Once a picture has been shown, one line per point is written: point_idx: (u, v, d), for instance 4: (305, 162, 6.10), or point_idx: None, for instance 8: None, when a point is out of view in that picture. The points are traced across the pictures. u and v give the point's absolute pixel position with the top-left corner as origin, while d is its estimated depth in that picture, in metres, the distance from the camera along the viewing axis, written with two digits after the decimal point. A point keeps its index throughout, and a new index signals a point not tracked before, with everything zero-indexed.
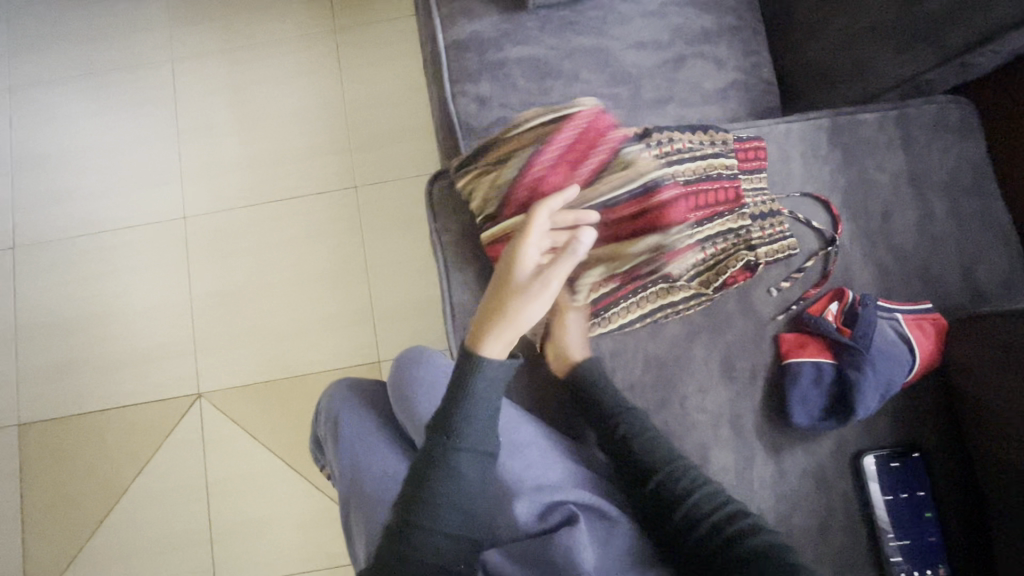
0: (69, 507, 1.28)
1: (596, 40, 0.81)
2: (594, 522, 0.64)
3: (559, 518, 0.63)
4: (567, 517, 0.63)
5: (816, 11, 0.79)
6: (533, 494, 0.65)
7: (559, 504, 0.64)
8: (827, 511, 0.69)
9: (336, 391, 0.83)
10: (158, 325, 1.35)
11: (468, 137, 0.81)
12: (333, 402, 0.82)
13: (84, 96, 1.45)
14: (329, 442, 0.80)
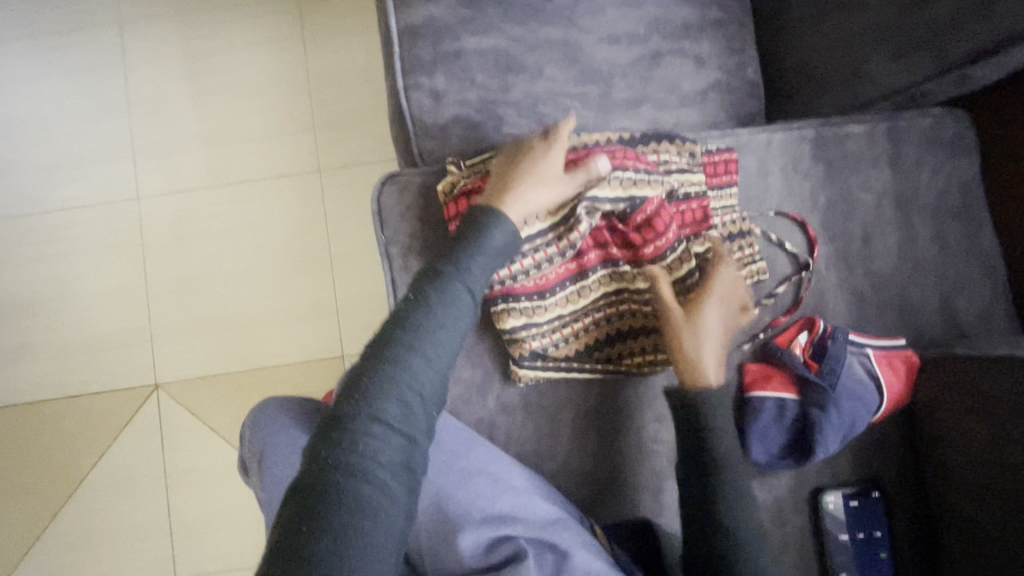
0: (25, 496, 1.25)
1: (564, 32, 0.73)
2: (543, 556, 0.58)
3: (509, 551, 0.58)
4: (517, 551, 0.58)
5: (808, 8, 0.71)
6: (479, 528, 0.60)
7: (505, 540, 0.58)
8: (781, 548, 0.67)
9: (271, 408, 0.79)
10: (112, 311, 1.29)
11: (421, 137, 0.74)
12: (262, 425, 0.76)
13: (27, 60, 1.34)
14: (253, 468, 0.75)
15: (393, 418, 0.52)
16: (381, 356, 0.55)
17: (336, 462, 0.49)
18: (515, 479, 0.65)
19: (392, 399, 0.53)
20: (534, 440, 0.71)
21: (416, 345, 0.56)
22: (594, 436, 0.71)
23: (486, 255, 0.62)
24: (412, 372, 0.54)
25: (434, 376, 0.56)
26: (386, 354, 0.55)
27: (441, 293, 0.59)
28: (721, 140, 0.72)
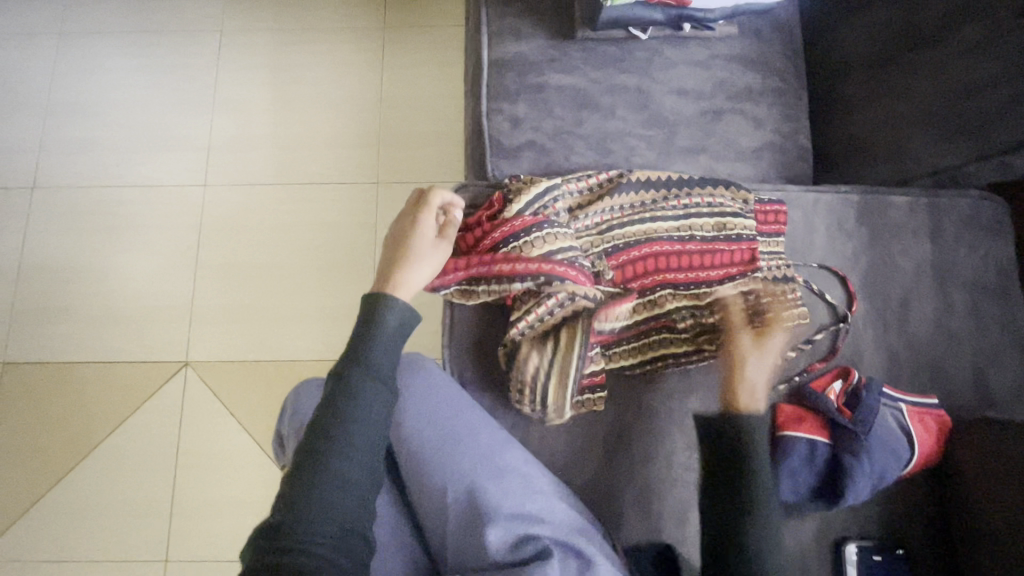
0: (37, 454, 1.27)
1: (638, 80, 0.80)
2: (565, 557, 0.60)
3: (533, 550, 0.60)
4: (541, 551, 0.60)
5: (861, 89, 0.79)
6: (507, 523, 0.61)
7: (531, 540, 0.60)
8: None
9: (323, 396, 0.77)
10: (158, 286, 1.35)
11: (495, 154, 0.80)
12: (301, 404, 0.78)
13: (130, 53, 1.47)
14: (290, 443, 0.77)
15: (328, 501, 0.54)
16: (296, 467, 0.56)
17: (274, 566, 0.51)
18: (544, 483, 0.65)
19: (319, 498, 0.54)
20: (565, 451, 0.72)
21: (331, 446, 0.56)
22: (624, 454, 0.72)
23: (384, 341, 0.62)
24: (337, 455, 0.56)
25: (356, 466, 0.56)
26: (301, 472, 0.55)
27: (350, 391, 0.59)
28: (773, 193, 0.78)
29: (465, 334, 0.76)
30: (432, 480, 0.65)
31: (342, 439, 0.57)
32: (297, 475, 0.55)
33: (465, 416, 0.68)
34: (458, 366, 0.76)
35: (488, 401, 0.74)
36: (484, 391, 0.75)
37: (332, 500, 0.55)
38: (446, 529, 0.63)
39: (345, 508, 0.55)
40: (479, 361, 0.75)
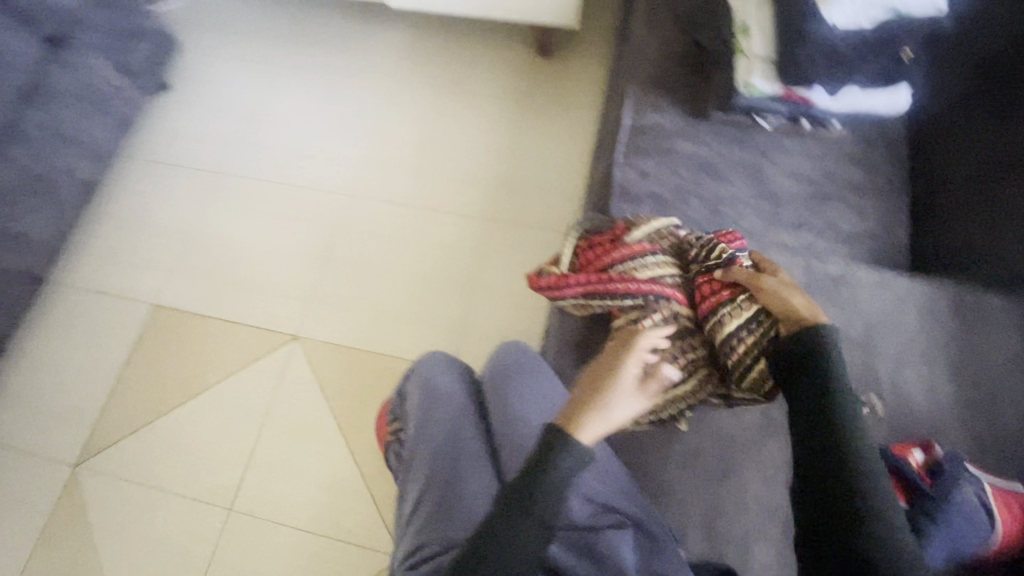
0: (155, 388, 1.46)
1: (755, 159, 0.94)
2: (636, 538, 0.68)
3: (611, 522, 0.69)
4: (617, 523, 0.69)
5: (960, 201, 0.89)
6: (588, 495, 0.71)
7: (609, 513, 0.69)
8: None
9: (442, 369, 0.88)
10: (289, 268, 1.56)
11: (622, 197, 0.95)
12: (423, 374, 0.88)
13: (313, 83, 1.79)
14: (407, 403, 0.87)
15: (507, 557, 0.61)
16: (500, 513, 0.63)
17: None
18: (622, 472, 0.74)
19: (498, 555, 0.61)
20: (642, 457, 0.79)
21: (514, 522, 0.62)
22: (697, 472, 0.78)
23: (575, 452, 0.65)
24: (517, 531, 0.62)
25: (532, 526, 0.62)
26: (503, 521, 0.63)
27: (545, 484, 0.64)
28: (870, 271, 0.86)
29: None
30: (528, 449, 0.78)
31: (533, 500, 0.63)
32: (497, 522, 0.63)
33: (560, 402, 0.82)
34: None
35: None
36: None
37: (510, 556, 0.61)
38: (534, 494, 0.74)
39: (523, 564, 0.62)
40: None
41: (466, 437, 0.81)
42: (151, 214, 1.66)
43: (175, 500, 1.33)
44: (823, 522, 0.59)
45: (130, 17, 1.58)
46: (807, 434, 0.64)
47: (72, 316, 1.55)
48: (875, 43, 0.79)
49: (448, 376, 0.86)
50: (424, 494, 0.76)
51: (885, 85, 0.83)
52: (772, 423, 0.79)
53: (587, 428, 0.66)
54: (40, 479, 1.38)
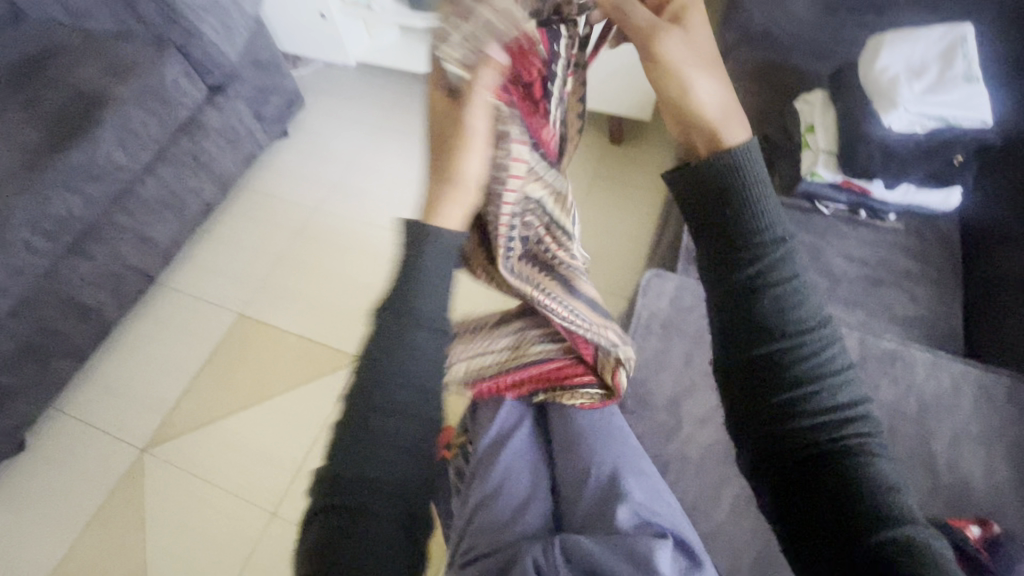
0: (226, 388, 1.58)
1: (815, 239, 1.04)
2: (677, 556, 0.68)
3: (654, 533, 0.69)
4: (660, 534, 0.69)
5: (1015, 301, 0.95)
6: (635, 507, 0.72)
7: (654, 525, 0.69)
8: None
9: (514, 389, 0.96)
10: (365, 298, 1.71)
11: (688, 260, 1.05)
12: None
13: (410, 143, 2.04)
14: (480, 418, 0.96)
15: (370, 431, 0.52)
16: (354, 427, 0.53)
17: (341, 511, 0.50)
18: (672, 502, 0.76)
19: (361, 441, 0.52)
20: (695, 496, 0.83)
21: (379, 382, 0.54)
22: (747, 518, 0.81)
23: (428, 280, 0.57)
24: (384, 390, 0.53)
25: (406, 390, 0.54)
26: (354, 432, 0.52)
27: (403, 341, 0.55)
28: (926, 350, 0.91)
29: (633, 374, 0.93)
30: (581, 460, 0.79)
31: (393, 391, 0.53)
32: (355, 433, 0.52)
33: (618, 426, 0.85)
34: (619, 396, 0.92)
35: (638, 430, 0.89)
36: (637, 422, 0.90)
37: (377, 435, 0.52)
38: (581, 504, 0.75)
39: (391, 465, 0.51)
40: (639, 396, 0.91)
41: (527, 452, 0.87)
42: (254, 235, 1.88)
43: (228, 496, 1.42)
44: (774, 451, 0.54)
45: (273, 77, 1.90)
46: (750, 360, 0.56)
47: (168, 313, 1.73)
48: (930, 149, 0.91)
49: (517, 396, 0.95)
50: (481, 496, 0.81)
51: (938, 186, 0.95)
52: None
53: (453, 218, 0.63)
54: (110, 457, 1.49)
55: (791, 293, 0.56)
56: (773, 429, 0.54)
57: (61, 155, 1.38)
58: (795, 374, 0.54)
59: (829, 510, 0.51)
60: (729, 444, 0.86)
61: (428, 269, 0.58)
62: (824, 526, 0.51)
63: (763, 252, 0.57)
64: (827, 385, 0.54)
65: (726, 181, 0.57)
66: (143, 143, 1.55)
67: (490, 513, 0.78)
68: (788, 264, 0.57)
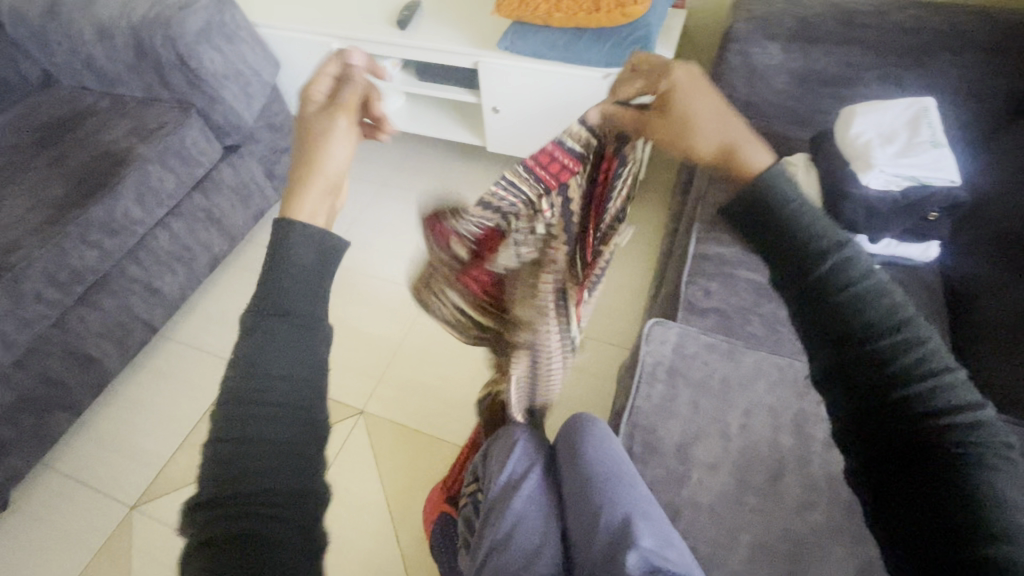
0: None
1: None
2: None
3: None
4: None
5: (1005, 350, 1.01)
6: (647, 550, 0.71)
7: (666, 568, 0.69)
8: None
9: (524, 434, 0.99)
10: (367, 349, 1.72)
11: (688, 309, 1.10)
12: (507, 438, 0.99)
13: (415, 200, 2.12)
14: (490, 463, 0.98)
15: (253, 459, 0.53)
16: (228, 446, 0.53)
17: (231, 538, 0.50)
18: (684, 548, 0.76)
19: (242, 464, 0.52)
20: (709, 544, 0.82)
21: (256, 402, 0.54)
22: (763, 566, 0.80)
23: (304, 284, 0.59)
24: (265, 414, 0.54)
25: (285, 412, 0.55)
26: (223, 452, 0.53)
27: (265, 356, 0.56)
28: None
29: (642, 419, 0.95)
30: (591, 503, 0.80)
31: (276, 399, 0.54)
32: (228, 453, 0.52)
33: (626, 470, 0.86)
34: (629, 442, 0.93)
35: (648, 476, 0.89)
36: (647, 468, 0.90)
37: (257, 454, 0.53)
38: (593, 547, 0.75)
39: (276, 481, 0.53)
40: (647, 442, 0.92)
41: (537, 497, 0.87)
42: (257, 288, 1.91)
43: None
44: (887, 442, 0.54)
45: (286, 139, 2.01)
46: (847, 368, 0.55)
47: (166, 365, 1.73)
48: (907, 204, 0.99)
49: (527, 442, 0.97)
50: (490, 541, 0.81)
51: (916, 238, 1.05)
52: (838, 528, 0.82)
53: (305, 211, 0.62)
54: (96, 514, 1.44)
55: (873, 292, 0.55)
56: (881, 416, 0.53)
57: (82, 209, 1.44)
58: (907, 364, 0.52)
59: (935, 501, 0.50)
60: (739, 491, 0.87)
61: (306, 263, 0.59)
62: (939, 532, 0.49)
63: (832, 260, 0.56)
64: (928, 383, 0.52)
65: (776, 203, 0.58)
66: (160, 198, 1.62)
67: (499, 560, 0.77)
68: (859, 268, 0.56)
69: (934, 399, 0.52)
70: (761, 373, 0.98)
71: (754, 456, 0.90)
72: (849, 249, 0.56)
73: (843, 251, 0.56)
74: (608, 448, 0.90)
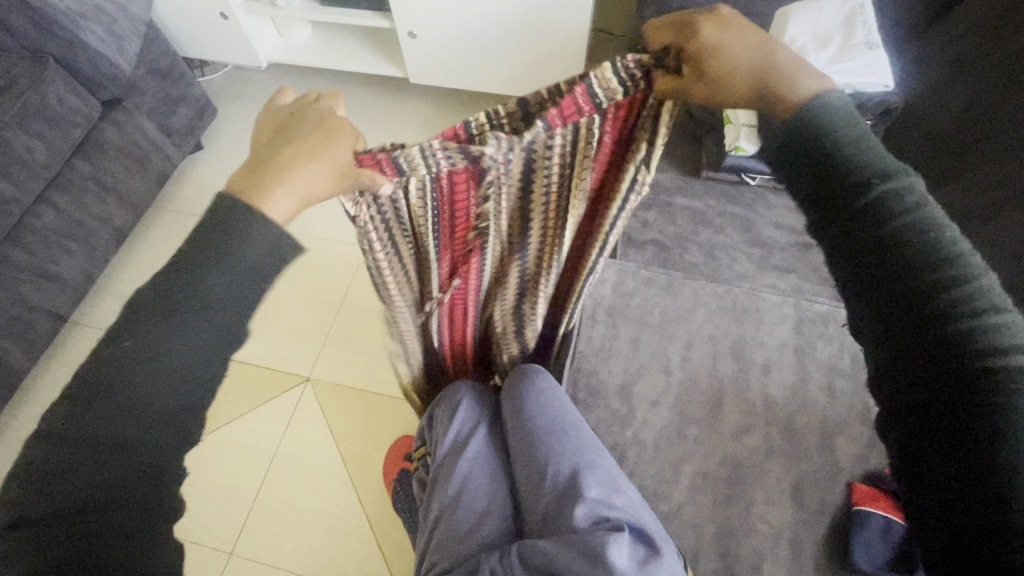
0: None
1: (745, 212, 1.06)
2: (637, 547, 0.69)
3: (612, 527, 0.69)
4: (618, 527, 0.69)
5: None
6: (593, 503, 0.71)
7: (613, 519, 0.69)
8: None
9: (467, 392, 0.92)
10: (304, 313, 1.62)
11: (627, 243, 1.05)
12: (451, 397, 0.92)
13: None
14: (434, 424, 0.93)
15: (94, 471, 0.45)
16: (43, 446, 0.44)
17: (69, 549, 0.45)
18: (630, 490, 0.77)
19: (86, 474, 0.45)
20: (655, 480, 0.83)
21: (101, 408, 0.44)
22: (708, 494, 0.82)
23: (222, 277, 0.46)
24: (114, 425, 0.44)
25: (140, 423, 0.45)
26: (49, 459, 0.44)
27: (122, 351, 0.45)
28: None
29: (584, 363, 0.93)
30: (536, 459, 0.79)
31: (108, 405, 0.44)
32: (57, 460, 0.44)
33: (570, 417, 0.84)
34: (571, 389, 0.92)
35: (594, 420, 0.89)
36: (592, 412, 0.89)
37: (109, 468, 0.45)
38: (540, 504, 0.75)
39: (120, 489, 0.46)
40: (591, 386, 0.91)
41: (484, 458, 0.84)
42: None
43: None
44: (920, 387, 0.46)
45: (177, 86, 1.76)
46: (893, 300, 0.46)
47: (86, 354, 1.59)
48: None
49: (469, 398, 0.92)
50: (441, 512, 0.79)
51: None
52: (775, 447, 0.85)
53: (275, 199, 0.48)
54: None
55: (923, 222, 0.45)
56: (911, 350, 0.46)
57: None
58: (954, 296, 0.43)
59: (962, 449, 0.42)
60: (683, 423, 0.87)
61: (256, 266, 0.47)
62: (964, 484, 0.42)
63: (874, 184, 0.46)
64: (973, 332, 0.42)
65: (809, 131, 0.48)
66: (33, 171, 1.41)
67: (451, 522, 0.76)
68: (913, 197, 0.46)
69: (997, 352, 0.42)
70: (700, 303, 0.97)
71: (694, 387, 0.90)
72: (903, 176, 0.46)
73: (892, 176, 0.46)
74: (549, 396, 0.87)
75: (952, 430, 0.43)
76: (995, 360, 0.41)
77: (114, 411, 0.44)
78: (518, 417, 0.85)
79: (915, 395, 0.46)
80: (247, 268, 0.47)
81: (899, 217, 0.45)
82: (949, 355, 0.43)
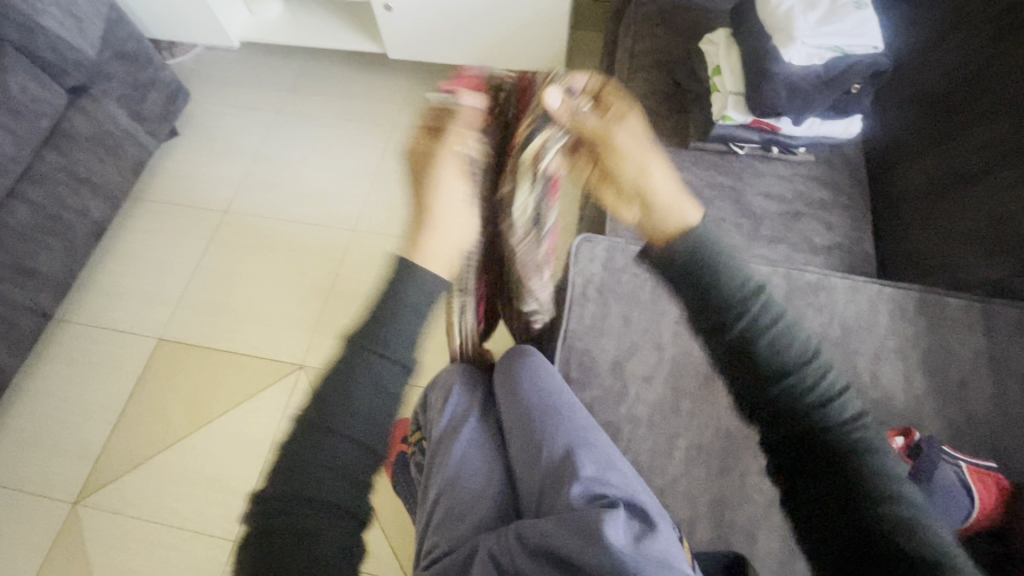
0: (156, 420, 1.47)
1: (734, 181, 1.05)
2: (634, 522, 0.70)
3: (606, 504, 0.70)
4: (613, 504, 0.69)
5: (921, 218, 1.05)
6: (587, 481, 0.72)
7: (607, 496, 0.70)
8: None
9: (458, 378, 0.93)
10: (294, 301, 1.61)
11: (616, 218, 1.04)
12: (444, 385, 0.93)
13: (324, 130, 1.92)
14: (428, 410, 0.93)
15: (299, 515, 0.49)
16: (274, 494, 0.50)
17: None
18: (624, 466, 0.78)
19: (289, 520, 0.49)
20: (650, 455, 0.84)
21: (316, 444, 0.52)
22: (702, 466, 0.83)
23: (400, 317, 0.56)
24: (315, 456, 0.51)
25: (339, 455, 0.51)
26: (274, 503, 0.50)
27: (343, 390, 0.53)
28: (847, 276, 0.97)
29: (576, 342, 0.92)
30: (530, 440, 0.79)
31: (319, 442, 0.52)
32: (283, 504, 0.50)
33: (562, 396, 0.84)
34: (564, 368, 0.92)
35: (587, 398, 0.89)
36: (585, 390, 0.89)
37: (317, 514, 0.50)
38: (535, 484, 0.75)
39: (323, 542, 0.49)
40: (583, 364, 0.91)
41: (479, 441, 0.85)
42: (161, 252, 1.73)
43: (175, 533, 1.33)
44: (799, 460, 0.60)
45: (146, 70, 1.69)
46: (768, 397, 0.61)
47: (74, 352, 1.57)
48: (829, 79, 0.92)
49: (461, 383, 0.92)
50: (439, 495, 0.79)
51: (840, 115, 0.99)
52: None
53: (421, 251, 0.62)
54: (37, 517, 1.36)
55: (783, 339, 0.62)
56: (786, 431, 0.60)
57: None
58: (810, 400, 0.60)
59: (837, 512, 0.56)
60: (676, 397, 0.87)
61: (409, 300, 0.58)
62: (839, 536, 0.55)
63: (738, 316, 0.63)
64: (827, 414, 0.59)
65: (702, 258, 0.66)
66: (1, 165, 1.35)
67: (449, 506, 0.77)
68: (775, 320, 0.63)
69: (844, 438, 0.58)
70: None
71: (686, 361, 0.90)
72: (768, 303, 0.64)
73: (755, 304, 0.63)
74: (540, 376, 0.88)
75: (818, 493, 0.57)
76: (836, 439, 0.58)
77: (320, 445, 0.52)
78: (509, 398, 0.85)
79: (791, 463, 0.61)
80: (425, 297, 0.59)
81: (768, 335, 0.62)
82: (821, 434, 0.58)
